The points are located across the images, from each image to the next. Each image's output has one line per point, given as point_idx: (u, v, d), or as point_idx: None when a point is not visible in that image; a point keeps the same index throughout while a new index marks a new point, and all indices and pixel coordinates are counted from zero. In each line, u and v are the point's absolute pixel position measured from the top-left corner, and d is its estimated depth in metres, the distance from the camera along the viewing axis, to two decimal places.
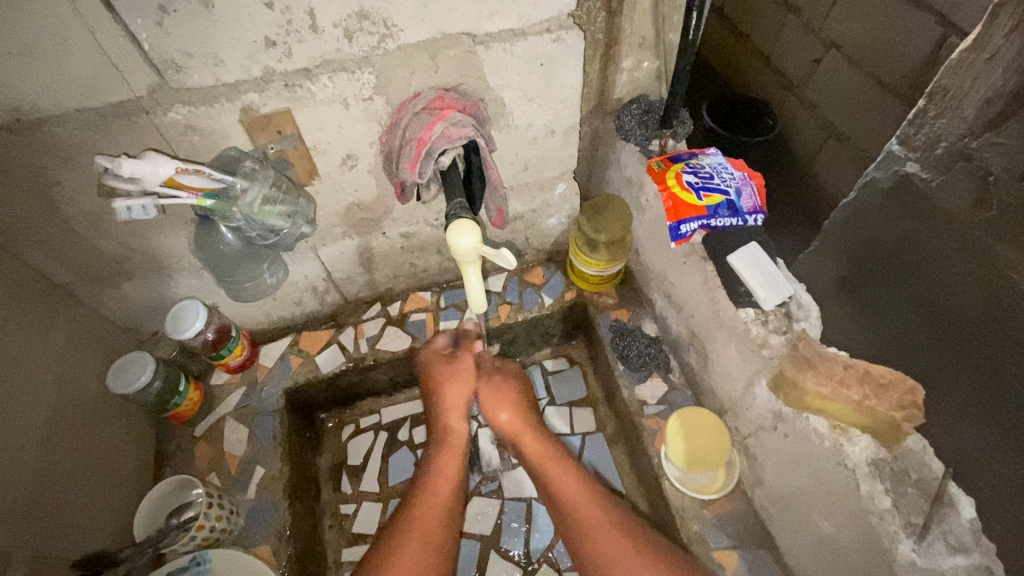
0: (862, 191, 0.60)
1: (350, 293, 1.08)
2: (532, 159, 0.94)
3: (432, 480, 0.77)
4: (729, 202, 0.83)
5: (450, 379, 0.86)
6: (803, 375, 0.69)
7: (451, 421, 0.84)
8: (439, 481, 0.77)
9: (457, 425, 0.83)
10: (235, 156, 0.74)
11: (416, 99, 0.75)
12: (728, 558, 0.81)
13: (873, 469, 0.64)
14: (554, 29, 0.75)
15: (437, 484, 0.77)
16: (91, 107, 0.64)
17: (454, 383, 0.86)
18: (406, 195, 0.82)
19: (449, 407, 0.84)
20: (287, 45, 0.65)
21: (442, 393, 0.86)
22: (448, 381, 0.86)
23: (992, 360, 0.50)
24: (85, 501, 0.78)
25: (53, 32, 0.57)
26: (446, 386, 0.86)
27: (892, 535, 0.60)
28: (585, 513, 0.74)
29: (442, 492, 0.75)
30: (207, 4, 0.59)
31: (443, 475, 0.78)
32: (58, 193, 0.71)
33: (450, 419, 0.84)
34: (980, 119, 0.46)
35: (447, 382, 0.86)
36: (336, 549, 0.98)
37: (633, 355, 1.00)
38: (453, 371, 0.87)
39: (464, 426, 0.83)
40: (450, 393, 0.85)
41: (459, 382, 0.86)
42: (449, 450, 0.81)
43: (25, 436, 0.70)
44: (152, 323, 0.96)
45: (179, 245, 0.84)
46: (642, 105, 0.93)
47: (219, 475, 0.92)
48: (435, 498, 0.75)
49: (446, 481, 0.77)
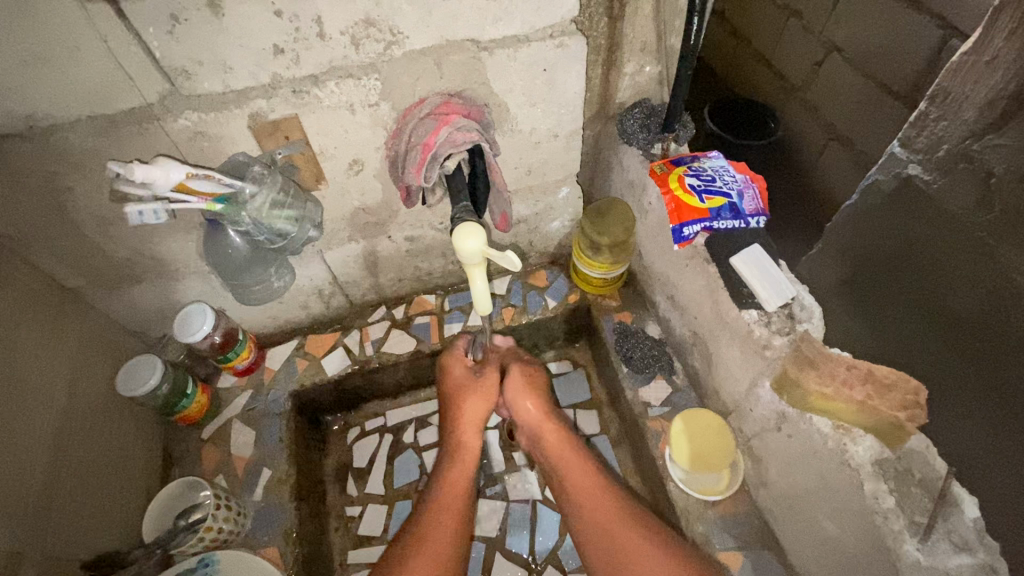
0: (864, 194, 0.60)
1: (355, 296, 1.09)
2: (536, 163, 0.95)
3: (444, 493, 0.78)
4: (731, 205, 0.84)
5: (470, 392, 0.87)
6: (806, 375, 0.70)
7: (465, 435, 0.84)
8: (450, 494, 0.77)
9: (469, 442, 0.84)
10: (244, 161, 0.75)
11: (421, 105, 0.76)
12: (733, 559, 0.82)
13: (876, 468, 0.64)
14: (558, 35, 0.76)
15: (447, 496, 0.77)
16: (103, 114, 0.65)
17: (473, 398, 0.86)
18: (412, 199, 0.84)
19: (465, 420, 0.85)
20: (295, 52, 0.66)
21: (461, 406, 0.86)
22: (468, 394, 0.87)
23: (995, 359, 0.51)
24: (95, 503, 0.78)
25: (66, 40, 0.58)
26: (465, 400, 0.86)
27: (896, 534, 0.61)
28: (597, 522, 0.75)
29: (454, 506, 0.76)
30: (217, 13, 0.60)
31: (455, 489, 0.78)
32: (70, 198, 0.72)
33: (464, 432, 0.84)
34: (982, 121, 0.47)
35: (465, 395, 0.87)
36: (342, 551, 0.99)
37: (637, 357, 1.01)
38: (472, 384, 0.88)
39: (478, 440, 0.84)
40: (469, 407, 0.85)
41: (479, 394, 0.87)
42: (462, 464, 0.81)
43: (36, 439, 0.71)
44: (160, 327, 0.97)
45: (187, 250, 0.85)
46: (643, 109, 0.94)
47: (226, 477, 0.92)
48: (445, 511, 0.75)
49: (455, 494, 0.77)
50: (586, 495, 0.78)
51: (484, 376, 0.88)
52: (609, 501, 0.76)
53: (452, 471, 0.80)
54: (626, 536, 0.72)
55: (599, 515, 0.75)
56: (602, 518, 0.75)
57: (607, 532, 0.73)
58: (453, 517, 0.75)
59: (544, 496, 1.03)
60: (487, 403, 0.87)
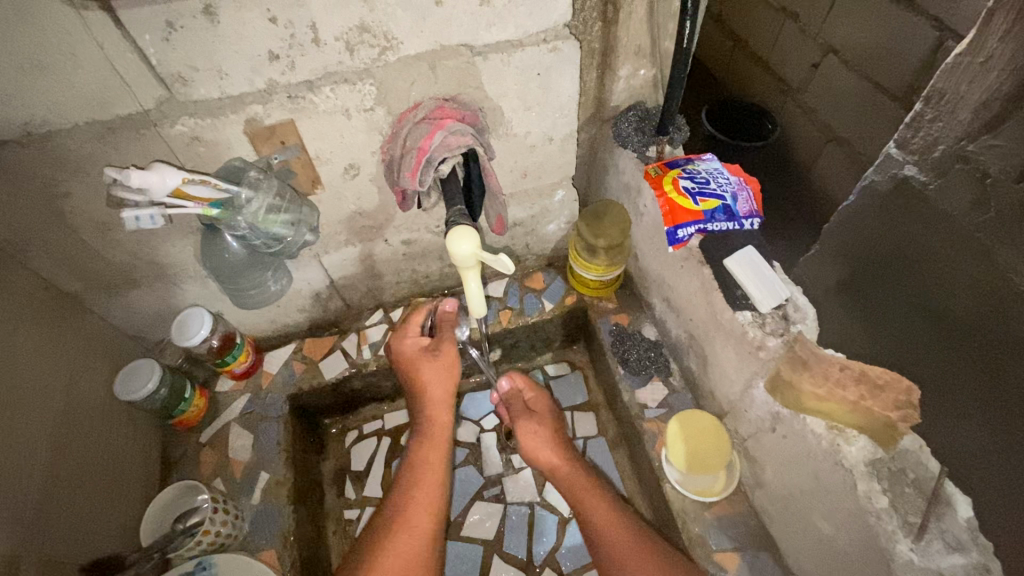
0: (862, 195, 0.61)
1: (353, 299, 1.09)
2: (531, 166, 0.96)
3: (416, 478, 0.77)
4: (725, 207, 0.84)
5: (429, 371, 0.85)
6: (800, 376, 0.71)
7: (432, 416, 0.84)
8: (425, 477, 0.77)
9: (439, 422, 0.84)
10: (240, 167, 0.76)
11: (416, 109, 0.77)
12: (729, 560, 0.82)
13: (869, 468, 0.65)
14: (551, 39, 0.77)
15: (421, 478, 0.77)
16: (100, 121, 0.66)
17: (437, 378, 0.85)
18: (407, 203, 0.85)
19: (432, 403, 0.84)
20: (290, 58, 0.67)
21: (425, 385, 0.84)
22: (430, 374, 0.85)
23: (993, 360, 0.51)
24: (93, 506, 0.79)
25: (63, 48, 0.59)
26: (427, 377, 0.84)
27: (889, 534, 0.62)
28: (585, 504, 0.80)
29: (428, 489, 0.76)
30: (212, 20, 0.60)
31: (428, 471, 0.78)
32: (68, 204, 0.73)
33: (434, 415, 0.84)
34: (976, 122, 0.48)
35: (425, 373, 0.85)
36: (340, 554, 0.99)
37: (633, 358, 1.01)
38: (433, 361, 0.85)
39: (445, 423, 0.84)
40: (434, 388, 0.84)
41: (442, 371, 0.85)
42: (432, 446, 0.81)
43: (35, 444, 0.71)
44: (158, 331, 0.97)
45: (185, 254, 0.85)
46: (638, 112, 0.95)
47: (223, 481, 0.92)
48: (420, 498, 0.75)
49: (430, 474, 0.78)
50: (579, 491, 0.82)
51: (444, 353, 0.85)
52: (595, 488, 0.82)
53: (421, 454, 0.80)
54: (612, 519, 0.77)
55: (586, 496, 0.81)
56: (589, 499, 0.80)
57: (596, 513, 0.78)
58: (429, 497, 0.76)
59: (542, 498, 1.03)
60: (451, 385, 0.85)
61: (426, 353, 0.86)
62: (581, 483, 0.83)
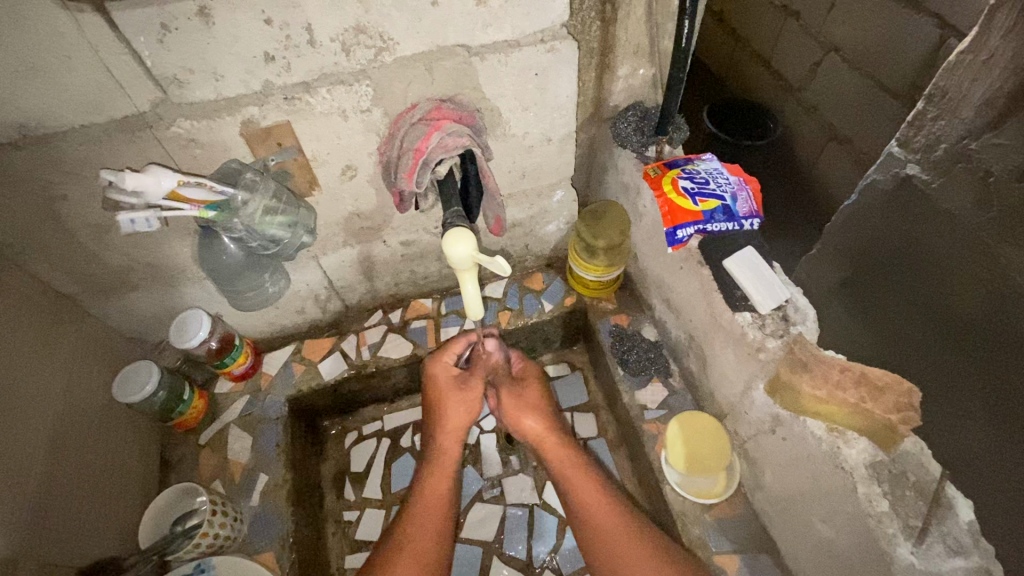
0: (863, 194, 0.60)
1: (351, 300, 1.09)
2: (529, 167, 0.95)
3: (425, 497, 0.77)
4: (724, 207, 0.83)
5: (452, 398, 0.85)
6: (799, 377, 0.69)
7: (449, 440, 0.83)
8: (432, 499, 0.77)
9: (452, 446, 0.83)
10: (236, 168, 0.75)
11: (413, 110, 0.76)
12: (729, 563, 0.81)
13: (870, 471, 0.63)
14: (548, 39, 0.76)
15: (428, 500, 0.77)
16: (96, 123, 0.66)
17: (458, 406, 0.84)
18: (405, 204, 0.84)
19: (449, 426, 0.84)
20: (286, 59, 0.66)
21: (445, 410, 0.85)
22: (452, 401, 0.85)
23: (997, 362, 0.50)
24: (91, 508, 0.79)
25: (57, 51, 0.58)
26: (449, 404, 0.85)
27: (890, 537, 0.59)
28: (583, 502, 0.77)
29: (435, 510, 0.75)
30: (208, 22, 0.60)
31: (436, 493, 0.78)
32: (64, 207, 0.73)
33: (446, 436, 0.83)
34: (979, 120, 0.47)
35: (449, 400, 0.85)
36: (339, 556, 0.99)
37: (632, 359, 1.00)
38: (456, 391, 0.85)
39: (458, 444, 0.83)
40: (453, 414, 0.84)
41: (464, 400, 0.85)
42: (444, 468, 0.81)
43: (31, 446, 0.71)
44: (156, 332, 0.97)
45: (183, 255, 0.85)
46: (637, 112, 0.94)
47: (222, 482, 0.92)
48: (427, 519, 0.74)
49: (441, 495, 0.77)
50: (574, 484, 0.79)
51: (467, 386, 0.86)
52: (592, 482, 0.79)
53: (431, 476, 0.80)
54: (609, 518, 0.75)
55: (583, 494, 0.78)
56: (588, 498, 0.77)
57: (594, 515, 0.75)
58: (436, 519, 0.75)
59: (542, 499, 1.02)
60: (471, 414, 0.85)
61: (453, 382, 0.86)
62: (578, 474, 0.80)
